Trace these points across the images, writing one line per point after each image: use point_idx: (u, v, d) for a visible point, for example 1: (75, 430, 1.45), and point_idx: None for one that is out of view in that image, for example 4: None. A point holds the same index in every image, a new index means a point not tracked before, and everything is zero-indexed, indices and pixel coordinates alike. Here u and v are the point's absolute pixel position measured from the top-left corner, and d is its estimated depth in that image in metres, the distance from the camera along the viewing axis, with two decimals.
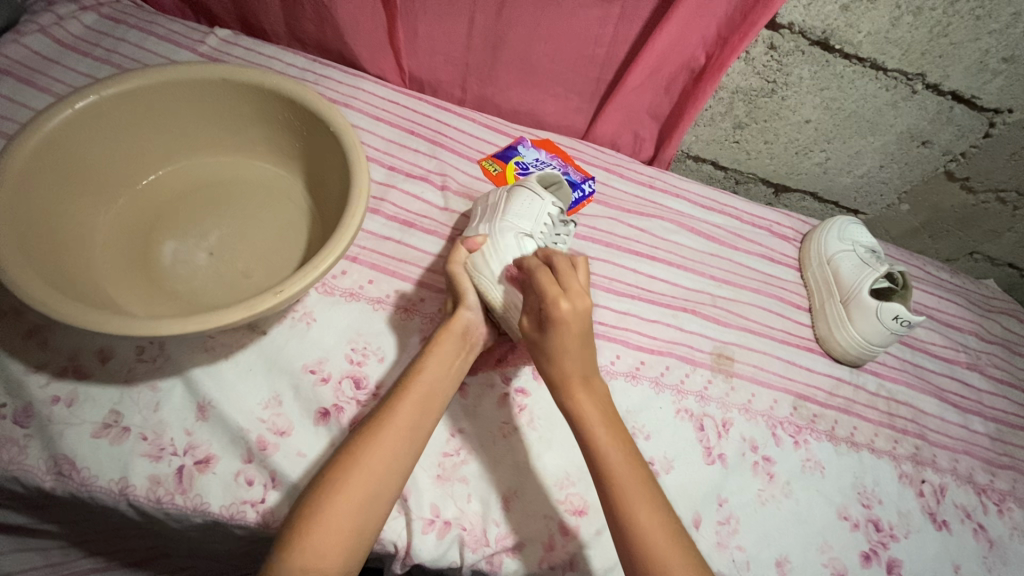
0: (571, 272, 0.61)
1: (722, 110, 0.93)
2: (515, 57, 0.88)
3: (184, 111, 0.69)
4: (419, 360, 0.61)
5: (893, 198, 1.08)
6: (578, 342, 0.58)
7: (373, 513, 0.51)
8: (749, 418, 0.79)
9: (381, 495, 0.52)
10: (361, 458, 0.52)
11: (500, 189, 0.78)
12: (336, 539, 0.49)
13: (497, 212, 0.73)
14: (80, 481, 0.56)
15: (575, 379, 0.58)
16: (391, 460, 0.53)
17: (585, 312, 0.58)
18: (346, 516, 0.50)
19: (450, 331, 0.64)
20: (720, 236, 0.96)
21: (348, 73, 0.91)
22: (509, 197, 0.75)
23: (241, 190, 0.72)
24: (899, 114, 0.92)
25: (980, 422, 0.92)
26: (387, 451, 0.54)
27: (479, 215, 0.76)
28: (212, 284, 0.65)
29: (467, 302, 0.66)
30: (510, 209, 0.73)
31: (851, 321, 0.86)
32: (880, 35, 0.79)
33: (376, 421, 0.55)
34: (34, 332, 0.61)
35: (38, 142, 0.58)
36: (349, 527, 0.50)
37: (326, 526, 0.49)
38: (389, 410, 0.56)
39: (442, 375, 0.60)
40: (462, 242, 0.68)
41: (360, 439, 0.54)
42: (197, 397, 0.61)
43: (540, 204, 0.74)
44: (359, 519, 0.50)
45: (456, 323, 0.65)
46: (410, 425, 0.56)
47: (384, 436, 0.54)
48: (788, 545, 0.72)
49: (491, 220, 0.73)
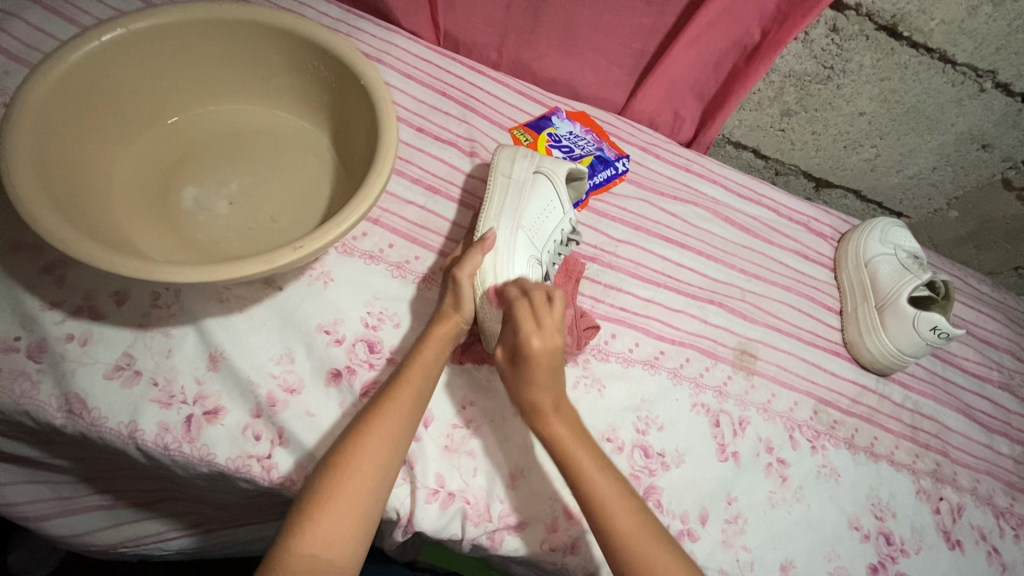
0: (545, 305, 0.61)
1: (772, 95, 0.88)
2: (557, 22, 0.83)
3: (213, 52, 0.67)
4: (415, 349, 0.61)
5: (942, 202, 1.03)
6: (546, 374, 0.59)
7: (380, 498, 0.52)
8: (767, 418, 0.77)
9: (385, 479, 0.53)
10: (367, 444, 0.53)
11: (526, 166, 0.73)
12: (346, 525, 0.50)
13: (518, 211, 0.70)
14: (90, 421, 0.56)
15: (546, 409, 0.59)
16: (396, 446, 0.54)
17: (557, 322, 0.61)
18: (355, 502, 0.51)
19: (438, 334, 0.62)
20: (755, 228, 0.92)
21: (382, 27, 0.87)
22: (528, 198, 0.72)
23: (265, 140, 0.70)
24: (962, 113, 0.85)
25: (1006, 444, 0.89)
26: (390, 436, 0.54)
27: (502, 191, 0.71)
28: (230, 233, 0.63)
29: (463, 311, 0.63)
30: (529, 215, 0.71)
31: (884, 329, 0.83)
32: (954, 24, 0.74)
33: (379, 405, 0.56)
34: (52, 267, 0.60)
35: (63, 73, 0.57)
36: (358, 512, 0.50)
37: (334, 511, 0.50)
38: (393, 396, 0.56)
39: (433, 365, 0.60)
40: (481, 248, 0.65)
41: (362, 424, 0.54)
42: (209, 347, 0.61)
43: (557, 217, 0.74)
44: (367, 505, 0.51)
45: (448, 326, 0.62)
46: (408, 412, 0.56)
47: (387, 423, 0.54)
48: (795, 550, 0.70)
49: (511, 219, 0.69)
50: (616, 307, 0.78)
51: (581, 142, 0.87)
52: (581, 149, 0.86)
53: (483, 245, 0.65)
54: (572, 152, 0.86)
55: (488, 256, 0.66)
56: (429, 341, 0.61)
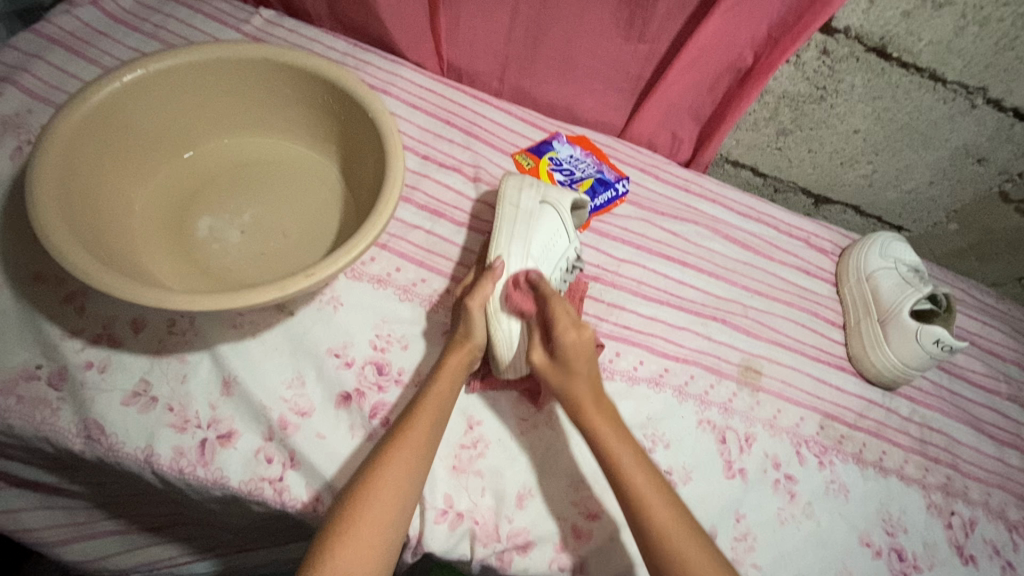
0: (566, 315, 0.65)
1: (767, 115, 0.90)
2: (555, 51, 0.87)
3: (225, 89, 0.70)
4: (431, 378, 0.62)
5: (940, 216, 1.04)
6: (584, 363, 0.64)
7: (400, 528, 0.53)
8: (774, 434, 0.77)
9: (404, 507, 0.54)
10: (384, 471, 0.54)
11: (533, 196, 0.74)
12: (367, 554, 0.50)
13: (528, 241, 0.71)
14: (108, 446, 0.57)
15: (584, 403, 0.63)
16: (413, 472, 0.55)
17: (588, 339, 0.65)
18: (374, 531, 0.51)
19: (454, 363, 0.63)
20: (755, 245, 0.93)
21: (388, 59, 0.91)
22: (535, 224, 0.72)
23: (275, 171, 0.72)
24: (955, 128, 0.87)
25: (1018, 456, 0.88)
26: (409, 465, 0.55)
27: (512, 221, 0.71)
28: (243, 260, 0.65)
29: (476, 339, 0.65)
30: (538, 245, 0.72)
31: (887, 343, 0.83)
32: (941, 45, 0.76)
33: (399, 432, 0.57)
34: (72, 297, 0.62)
35: (87, 112, 0.60)
36: (378, 542, 0.51)
37: (356, 541, 0.50)
38: (410, 421, 0.57)
39: (448, 394, 0.61)
40: (491, 277, 0.66)
41: (382, 451, 0.55)
42: (223, 371, 0.62)
43: (563, 246, 0.73)
44: (387, 533, 0.52)
45: (461, 355, 0.64)
46: (427, 440, 0.57)
47: (407, 451, 0.55)
48: (805, 567, 0.70)
49: (521, 249, 0.70)
50: (620, 325, 0.79)
51: (581, 165, 0.89)
52: (582, 172, 0.89)
53: (493, 273, 0.66)
54: (573, 175, 0.88)
55: (498, 284, 0.67)
56: (445, 370, 0.62)
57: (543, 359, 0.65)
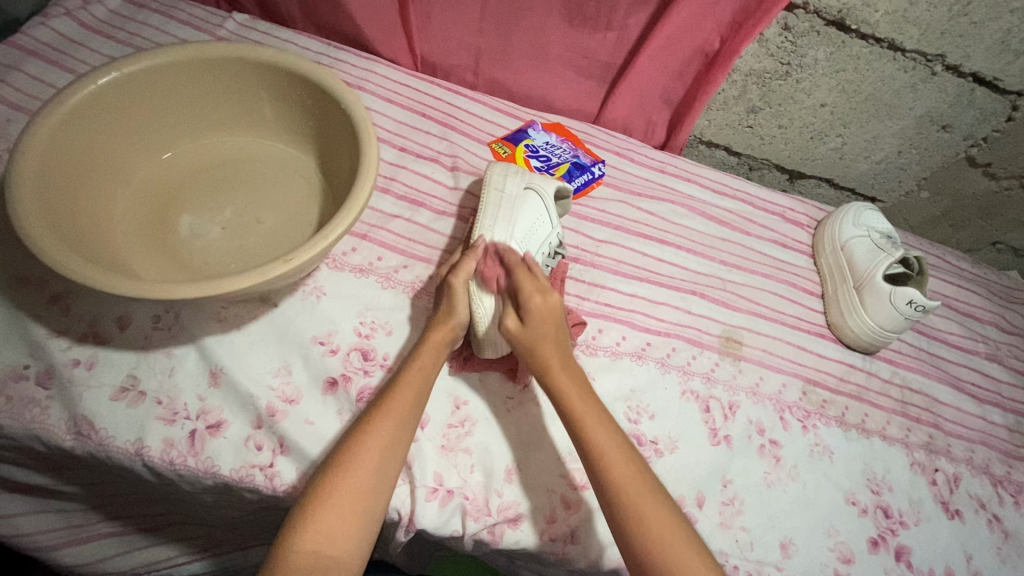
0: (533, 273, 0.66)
1: (736, 94, 0.92)
2: (526, 41, 0.88)
3: (200, 90, 0.71)
4: (414, 353, 0.63)
5: (912, 184, 1.06)
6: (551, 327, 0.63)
7: (380, 498, 0.54)
8: (757, 401, 0.79)
9: (386, 478, 0.55)
10: (366, 443, 0.55)
11: (518, 182, 0.75)
12: (348, 522, 0.51)
13: (511, 224, 0.72)
14: (98, 441, 0.58)
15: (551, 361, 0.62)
16: (394, 444, 0.56)
17: (555, 305, 0.64)
18: (355, 499, 0.52)
19: (435, 340, 0.64)
20: (732, 221, 0.95)
21: (362, 56, 0.93)
22: (520, 209, 0.73)
23: (252, 168, 0.74)
24: (918, 97, 0.89)
25: (999, 413, 0.90)
26: (390, 437, 0.56)
27: (497, 205, 0.73)
28: (224, 254, 0.67)
29: (459, 317, 0.65)
30: (522, 229, 0.73)
31: (864, 307, 0.85)
32: (898, 15, 0.78)
33: (380, 406, 0.57)
34: (57, 298, 0.63)
35: (64, 114, 0.61)
36: (359, 509, 0.52)
37: (337, 509, 0.51)
38: (390, 396, 0.58)
39: (430, 368, 0.62)
40: (475, 257, 0.67)
41: (364, 424, 0.56)
42: (209, 363, 0.63)
43: (547, 231, 0.76)
44: (368, 501, 0.53)
45: (443, 332, 0.64)
46: (408, 412, 0.58)
47: (388, 423, 0.56)
48: (793, 528, 0.71)
49: (504, 232, 0.71)
50: (601, 304, 0.81)
51: (558, 151, 0.91)
52: (558, 157, 0.90)
53: (476, 252, 0.67)
54: (549, 160, 0.90)
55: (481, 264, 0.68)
56: (427, 345, 0.63)
57: (513, 325, 0.63)
